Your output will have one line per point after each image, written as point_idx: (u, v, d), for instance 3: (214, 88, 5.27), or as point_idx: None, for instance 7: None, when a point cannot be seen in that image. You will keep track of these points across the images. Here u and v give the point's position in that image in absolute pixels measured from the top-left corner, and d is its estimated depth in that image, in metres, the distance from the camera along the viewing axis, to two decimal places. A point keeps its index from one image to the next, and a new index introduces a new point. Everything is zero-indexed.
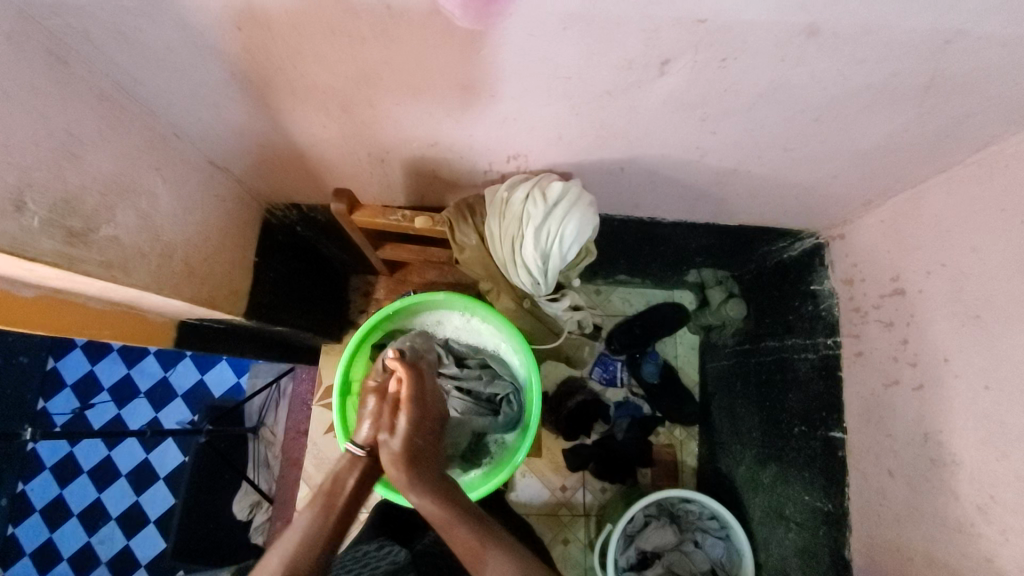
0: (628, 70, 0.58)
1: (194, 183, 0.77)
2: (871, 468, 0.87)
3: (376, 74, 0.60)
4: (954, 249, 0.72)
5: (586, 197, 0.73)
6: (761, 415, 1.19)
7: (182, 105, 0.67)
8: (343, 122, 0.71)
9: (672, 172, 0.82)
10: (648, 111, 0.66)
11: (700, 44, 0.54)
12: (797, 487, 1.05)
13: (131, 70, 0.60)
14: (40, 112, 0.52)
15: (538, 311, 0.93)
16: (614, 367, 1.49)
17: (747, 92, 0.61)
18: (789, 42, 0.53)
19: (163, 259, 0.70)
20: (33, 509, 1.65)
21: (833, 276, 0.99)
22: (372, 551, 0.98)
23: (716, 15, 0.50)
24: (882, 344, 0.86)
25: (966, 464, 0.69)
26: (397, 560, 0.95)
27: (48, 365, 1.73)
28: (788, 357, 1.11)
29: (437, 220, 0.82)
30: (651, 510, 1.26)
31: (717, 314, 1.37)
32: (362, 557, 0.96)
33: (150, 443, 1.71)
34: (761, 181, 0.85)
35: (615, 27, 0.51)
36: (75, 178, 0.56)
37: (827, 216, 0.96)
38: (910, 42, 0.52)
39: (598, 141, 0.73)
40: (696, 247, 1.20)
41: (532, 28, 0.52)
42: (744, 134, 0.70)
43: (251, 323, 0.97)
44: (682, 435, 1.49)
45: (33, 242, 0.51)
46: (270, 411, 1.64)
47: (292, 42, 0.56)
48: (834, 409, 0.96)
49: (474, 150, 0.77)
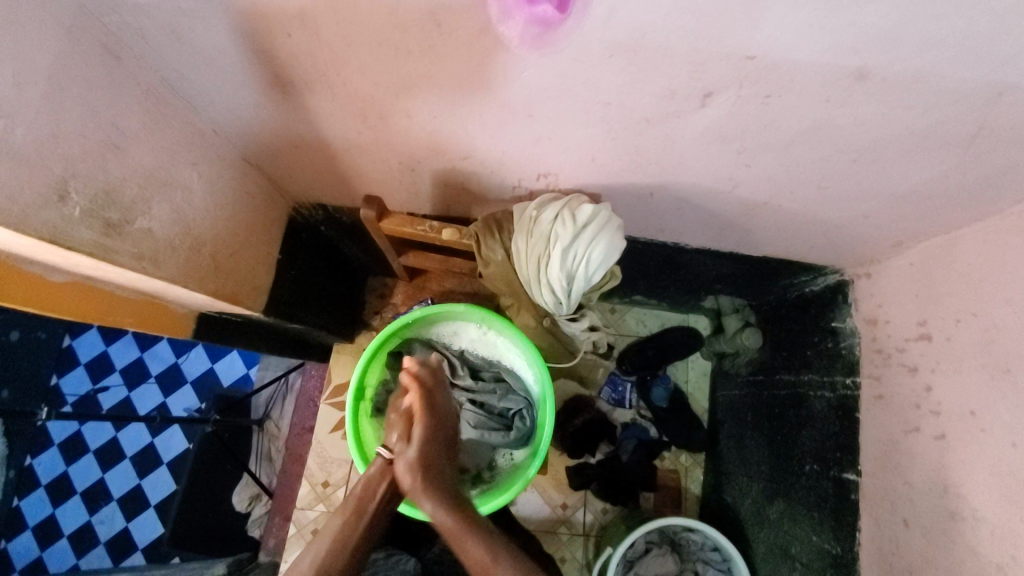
0: (669, 100, 0.58)
1: (228, 179, 0.78)
2: (884, 514, 0.86)
3: (417, 86, 0.61)
4: (987, 300, 0.70)
5: (615, 220, 0.73)
6: (771, 450, 1.17)
7: (222, 103, 0.68)
8: (380, 130, 0.71)
9: (701, 200, 0.82)
10: (683, 141, 0.66)
11: (745, 79, 0.53)
12: (805, 527, 1.03)
13: (177, 66, 0.61)
14: (90, 104, 0.53)
15: (557, 330, 0.93)
16: (624, 387, 1.47)
17: (788, 129, 0.61)
18: (836, 84, 0.52)
19: (193, 253, 0.71)
20: (38, 484, 1.67)
21: (856, 315, 0.98)
22: (381, 559, 1.02)
23: (766, 52, 0.49)
24: (904, 389, 0.84)
25: (987, 521, 0.67)
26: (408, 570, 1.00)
27: (63, 343, 1.75)
28: (803, 393, 1.09)
29: (464, 234, 0.83)
30: (652, 536, 1.24)
31: (732, 342, 1.35)
32: (373, 567, 0.99)
33: (156, 428, 1.72)
34: (790, 215, 0.84)
35: (662, 58, 0.51)
36: (116, 169, 0.56)
37: (854, 254, 0.95)
38: (961, 92, 0.52)
39: (631, 165, 0.73)
40: (716, 274, 1.19)
41: (578, 54, 0.52)
42: (778, 169, 0.70)
43: (269, 319, 0.97)
44: (688, 462, 1.47)
45: (72, 232, 0.52)
46: (277, 405, 1.65)
47: (338, 50, 0.56)
48: (848, 451, 0.95)
49: (505, 165, 0.77)
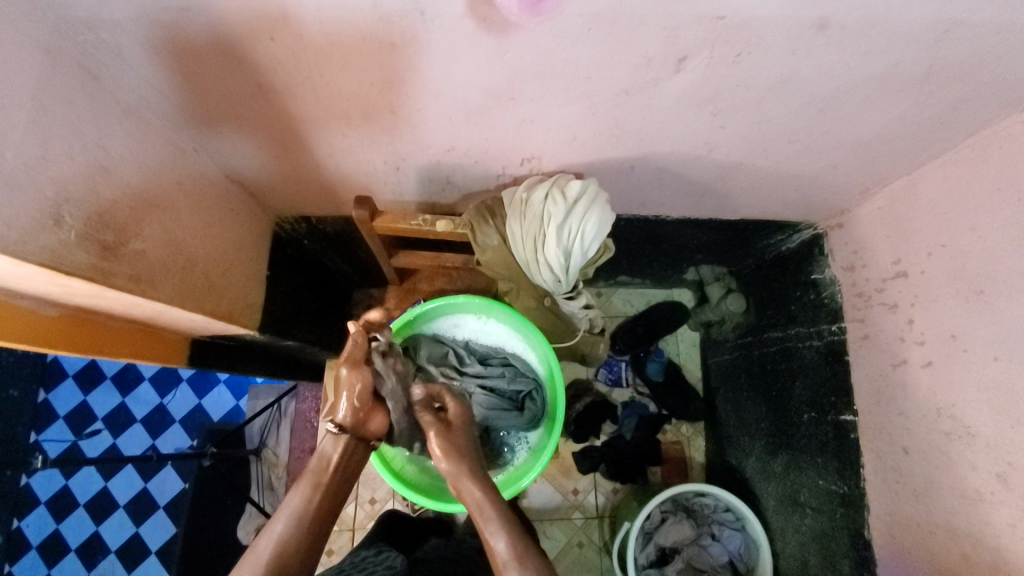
0: (646, 68, 0.60)
1: (212, 196, 0.77)
2: (884, 447, 0.90)
3: (400, 80, 0.62)
4: (953, 229, 0.75)
5: (604, 194, 0.75)
6: (768, 406, 1.21)
7: (205, 119, 0.68)
8: (364, 130, 0.72)
9: (680, 167, 0.84)
10: (661, 108, 0.68)
11: (716, 40, 0.56)
12: (811, 473, 1.07)
13: (155, 84, 0.61)
14: (74, 126, 0.52)
15: (557, 309, 0.95)
16: (619, 367, 1.50)
17: (758, 86, 0.64)
18: (801, 36, 0.56)
19: (185, 272, 0.70)
20: (29, 546, 1.60)
21: (833, 264, 1.03)
22: (369, 556, 0.96)
23: (735, 11, 0.52)
24: (888, 326, 0.89)
25: (982, 435, 0.72)
26: (393, 565, 0.92)
27: (40, 397, 1.68)
28: (793, 346, 1.13)
29: (458, 224, 0.84)
30: (666, 506, 1.27)
31: (716, 310, 1.41)
32: (358, 564, 0.93)
33: (149, 471, 1.66)
34: (764, 174, 0.88)
35: (637, 28, 0.54)
36: (106, 191, 0.55)
37: (825, 206, 1.00)
38: (913, 32, 0.55)
39: (612, 139, 0.75)
40: (696, 243, 1.23)
41: (559, 30, 0.54)
42: (752, 127, 0.73)
43: (264, 337, 0.96)
44: (689, 431, 1.50)
45: (70, 256, 0.51)
46: (272, 431, 1.60)
47: (321, 50, 0.57)
48: (843, 394, 0.99)
49: (489, 153, 0.79)
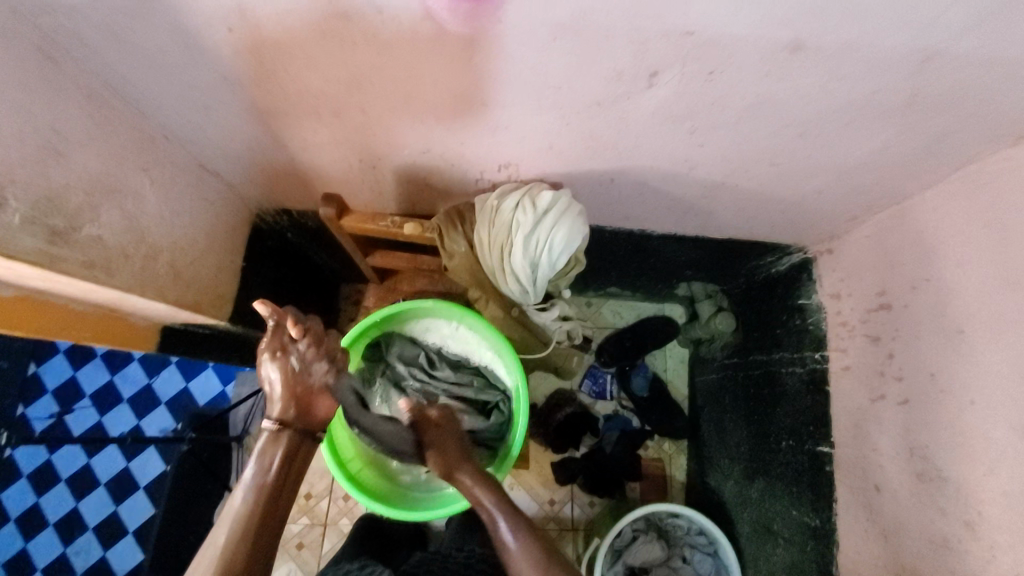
0: (618, 82, 0.59)
1: (183, 185, 0.77)
2: (858, 482, 0.87)
3: (367, 79, 0.60)
4: (938, 264, 0.72)
5: (575, 206, 0.73)
6: (750, 430, 1.18)
7: (172, 106, 0.67)
8: (337, 127, 0.71)
9: (661, 184, 0.83)
10: (636, 123, 0.67)
11: (687, 56, 0.54)
12: (786, 503, 1.04)
13: (121, 70, 0.60)
14: (25, 108, 0.51)
15: (526, 319, 0.93)
16: (604, 379, 1.48)
17: (735, 106, 0.62)
18: (775, 57, 0.54)
19: (147, 261, 0.69)
20: (9, 517, 1.61)
21: (820, 290, 1.00)
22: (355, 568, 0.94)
23: (704, 28, 0.50)
24: (869, 359, 0.86)
25: (953, 479, 0.69)
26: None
27: (29, 370, 1.69)
28: (776, 371, 1.11)
29: (427, 227, 0.82)
30: (639, 524, 1.24)
31: (706, 327, 1.35)
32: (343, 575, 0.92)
33: (131, 451, 1.67)
34: (749, 195, 0.86)
35: (604, 39, 0.52)
36: (59, 176, 0.55)
37: (814, 231, 0.97)
38: (891, 59, 0.53)
39: (588, 151, 0.74)
40: (686, 260, 1.20)
41: (524, 38, 0.53)
42: (731, 147, 0.71)
43: (237, 328, 0.96)
44: (671, 449, 1.47)
45: (13, 239, 0.50)
46: (256, 420, 1.61)
47: (284, 46, 0.56)
48: (821, 423, 0.97)
49: (464, 157, 0.78)
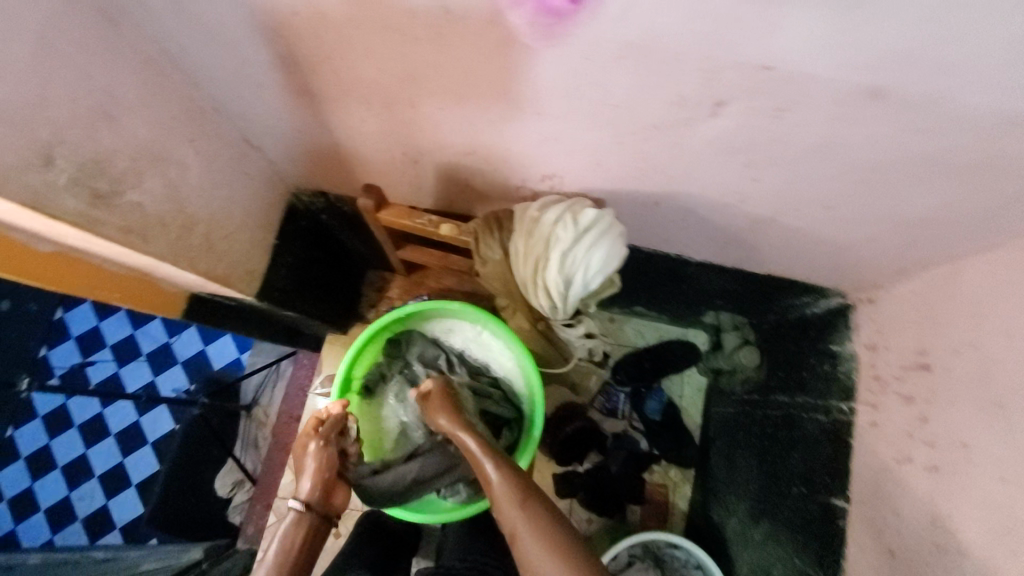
0: (681, 107, 0.57)
1: (226, 158, 0.76)
2: (873, 544, 0.84)
3: (422, 75, 0.59)
4: (987, 331, 0.69)
5: (617, 227, 0.71)
6: (761, 469, 1.13)
7: (225, 80, 0.67)
8: (385, 119, 0.70)
9: (707, 213, 0.80)
10: (692, 149, 0.64)
11: (759, 89, 0.52)
12: (788, 551, 1.00)
13: (180, 39, 0.60)
14: (82, 69, 0.51)
15: (551, 334, 0.92)
16: (617, 397, 1.46)
17: (799, 145, 0.60)
18: (852, 101, 0.51)
19: (183, 231, 0.69)
20: (18, 456, 1.64)
21: (856, 339, 0.96)
22: None
23: (783, 63, 0.48)
24: (900, 419, 0.82)
25: (976, 559, 0.65)
26: None
27: (56, 315, 1.72)
28: (795, 415, 1.07)
29: (463, 230, 0.81)
30: (636, 550, 1.22)
31: (728, 359, 1.31)
32: None
33: (143, 406, 1.70)
34: (797, 234, 0.82)
35: (673, 63, 0.50)
36: (108, 139, 0.55)
37: (858, 278, 0.93)
38: (976, 117, 0.50)
39: (637, 172, 0.72)
40: (718, 290, 1.17)
41: (590, 53, 0.51)
42: (788, 185, 0.68)
43: (262, 305, 0.96)
44: (677, 477, 1.43)
45: (57, 199, 0.50)
46: (266, 392, 1.62)
47: (344, 33, 0.55)
48: (839, 476, 0.94)
49: (509, 163, 0.76)
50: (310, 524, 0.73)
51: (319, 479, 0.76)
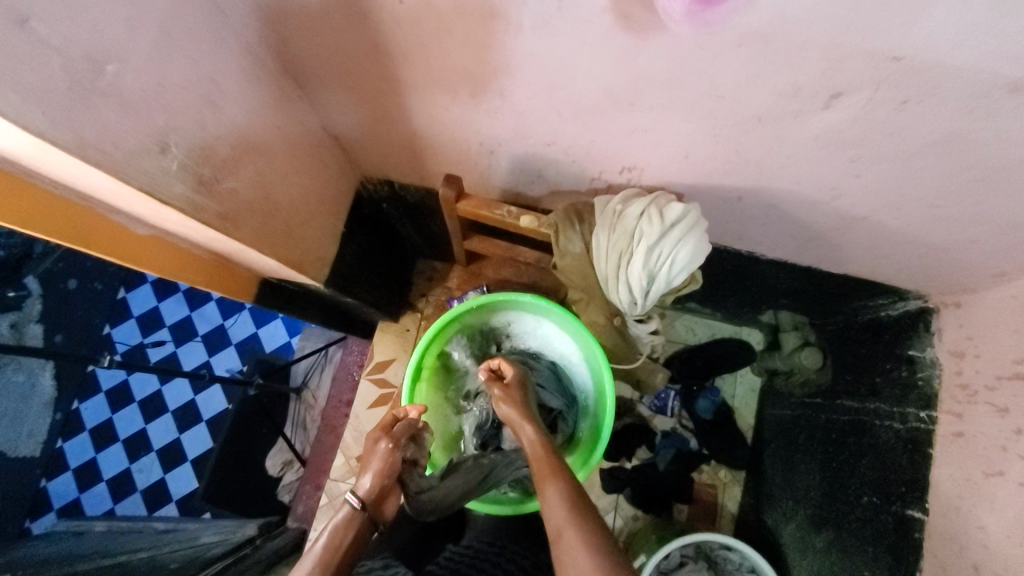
0: (791, 98, 0.54)
1: (307, 146, 0.77)
2: (955, 558, 0.80)
3: (519, 64, 0.58)
4: None
5: (704, 223, 0.70)
6: (824, 476, 1.10)
7: (318, 70, 0.67)
8: (469, 108, 0.69)
9: (792, 209, 0.77)
10: (792, 143, 0.62)
11: (883, 80, 0.49)
12: (857, 561, 0.98)
13: (278, 27, 0.60)
14: (195, 58, 0.52)
15: (625, 331, 0.91)
16: (668, 395, 1.40)
17: (913, 140, 0.57)
18: (987, 94, 0.48)
19: (268, 218, 0.70)
20: (83, 428, 1.72)
21: (939, 345, 0.92)
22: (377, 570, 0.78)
23: (917, 53, 0.45)
24: (992, 431, 0.78)
25: None
26: None
27: (119, 295, 1.79)
28: (867, 422, 1.03)
29: (543, 222, 0.81)
30: (688, 550, 1.20)
31: (788, 360, 1.27)
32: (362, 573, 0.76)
33: (199, 386, 1.76)
34: (886, 234, 0.79)
35: (796, 51, 0.48)
36: (212, 126, 0.56)
37: (945, 280, 0.89)
38: None
39: (726, 165, 0.69)
40: (785, 289, 1.14)
41: (706, 40, 0.49)
42: (890, 182, 0.65)
43: (328, 291, 0.97)
44: (726, 477, 1.39)
45: (167, 184, 0.51)
46: (316, 374, 1.66)
47: (446, 20, 0.54)
48: (915, 486, 0.90)
49: (589, 155, 0.74)
50: (362, 523, 0.70)
51: (379, 481, 0.75)
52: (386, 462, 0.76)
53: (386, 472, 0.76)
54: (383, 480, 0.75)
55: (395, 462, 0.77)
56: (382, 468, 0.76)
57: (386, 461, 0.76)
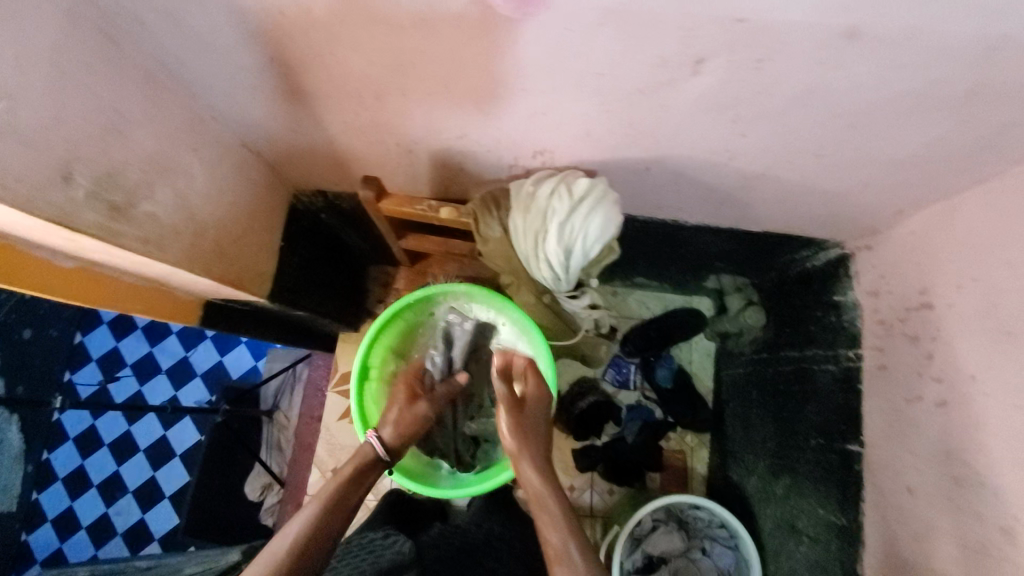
0: (663, 68, 0.58)
1: (228, 164, 0.79)
2: (889, 483, 0.86)
3: (412, 64, 0.61)
4: (986, 264, 0.70)
5: (612, 194, 0.74)
6: (777, 425, 1.16)
7: (224, 89, 0.69)
8: (378, 110, 0.72)
9: (698, 174, 0.82)
10: (678, 110, 0.66)
11: (736, 43, 0.54)
12: (812, 500, 1.03)
13: (176, 51, 0.62)
14: (92, 90, 0.54)
15: (556, 306, 0.96)
16: (628, 369, 1.48)
17: (782, 96, 0.61)
18: (832, 44, 0.52)
19: (196, 238, 0.72)
20: (55, 477, 1.69)
21: (857, 287, 0.98)
22: (378, 539, 0.96)
23: (756, 14, 0.50)
24: (906, 359, 0.84)
25: (992, 483, 0.67)
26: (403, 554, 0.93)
27: (75, 339, 1.77)
28: (807, 368, 1.09)
29: (462, 212, 0.87)
30: (659, 514, 1.25)
31: (735, 321, 1.34)
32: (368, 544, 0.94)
33: (169, 420, 1.74)
34: (789, 187, 0.84)
35: (653, 24, 0.52)
36: (118, 153, 0.57)
37: (855, 225, 0.94)
38: (954, 47, 0.51)
39: (627, 138, 0.73)
40: (718, 252, 1.19)
41: (572, 21, 0.52)
42: (775, 136, 0.70)
43: (274, 305, 0.99)
44: (693, 441, 1.46)
45: (77, 213, 0.53)
46: (285, 396, 1.64)
47: (332, 28, 0.57)
48: (853, 421, 0.95)
49: (500, 143, 0.78)
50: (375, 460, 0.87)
51: (401, 428, 0.91)
52: (410, 411, 0.92)
53: (406, 419, 0.92)
54: (404, 428, 0.91)
55: (416, 411, 0.93)
56: (403, 420, 0.91)
57: (410, 409, 0.93)
